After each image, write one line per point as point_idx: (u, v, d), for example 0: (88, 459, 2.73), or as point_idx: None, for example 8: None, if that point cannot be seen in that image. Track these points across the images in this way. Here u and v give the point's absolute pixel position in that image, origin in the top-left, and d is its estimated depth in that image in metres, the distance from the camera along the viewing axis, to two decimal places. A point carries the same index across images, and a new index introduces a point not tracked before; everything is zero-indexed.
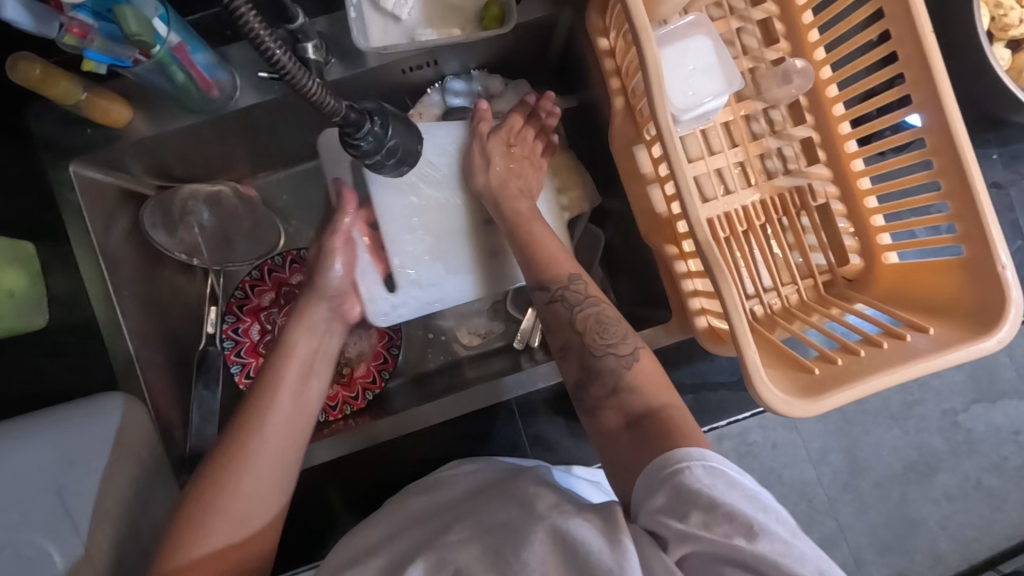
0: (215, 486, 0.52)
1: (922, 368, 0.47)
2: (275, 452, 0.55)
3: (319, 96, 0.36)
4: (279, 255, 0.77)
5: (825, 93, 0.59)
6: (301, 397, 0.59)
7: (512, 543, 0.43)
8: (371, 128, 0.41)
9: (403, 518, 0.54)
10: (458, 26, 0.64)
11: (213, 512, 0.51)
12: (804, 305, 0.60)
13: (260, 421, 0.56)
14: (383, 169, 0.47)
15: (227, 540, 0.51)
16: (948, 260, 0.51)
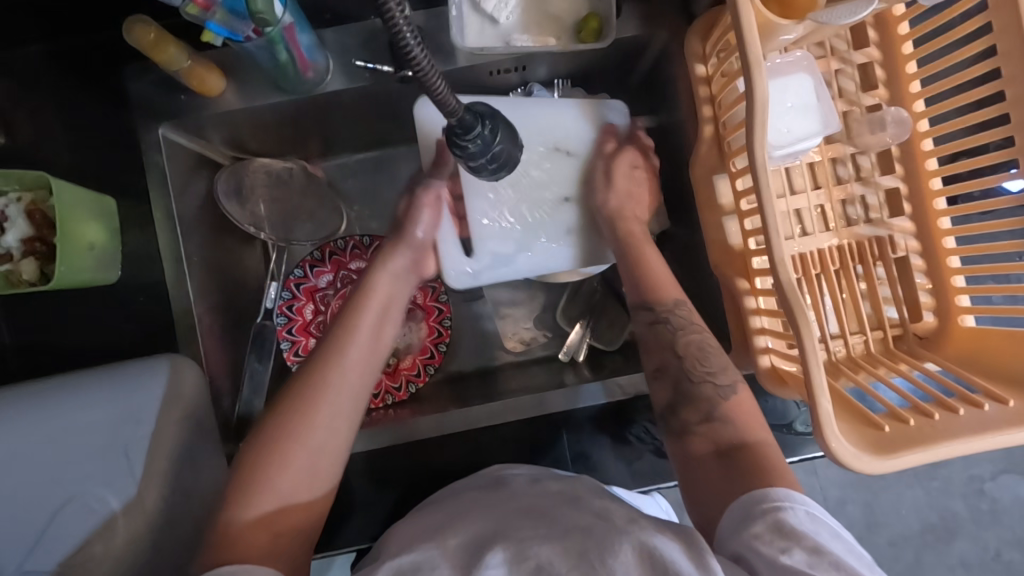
0: (298, 415, 0.54)
1: (999, 441, 0.46)
2: (342, 417, 0.55)
3: (440, 92, 0.36)
4: (342, 238, 0.76)
5: (920, 146, 0.58)
6: (377, 340, 0.61)
7: (596, 548, 0.46)
8: (482, 131, 0.41)
9: (462, 507, 0.56)
10: (554, 35, 0.63)
11: (287, 446, 0.53)
12: (870, 356, 0.59)
13: (329, 377, 0.56)
14: (485, 174, 0.46)
15: (298, 477, 0.53)
16: None
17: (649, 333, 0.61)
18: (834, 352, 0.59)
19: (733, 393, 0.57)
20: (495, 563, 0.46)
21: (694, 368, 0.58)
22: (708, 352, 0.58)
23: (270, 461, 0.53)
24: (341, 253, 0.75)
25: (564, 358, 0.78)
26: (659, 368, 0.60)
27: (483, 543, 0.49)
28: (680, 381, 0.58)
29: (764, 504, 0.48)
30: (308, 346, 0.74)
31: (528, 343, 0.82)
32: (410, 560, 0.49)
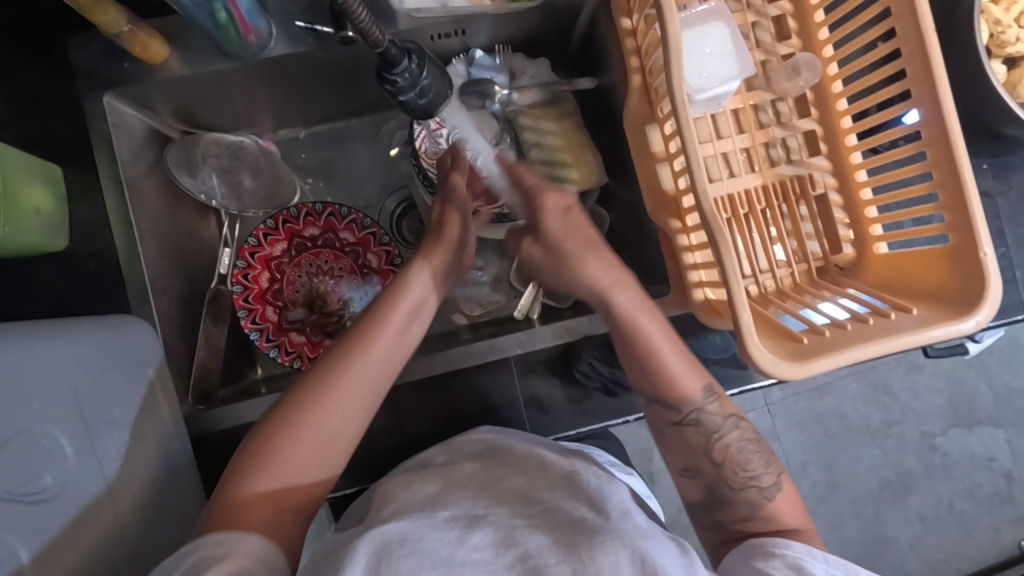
0: (318, 394, 0.55)
1: (903, 343, 0.50)
2: (360, 413, 0.57)
3: (366, 26, 0.40)
4: (294, 206, 0.77)
5: (830, 88, 0.62)
6: (404, 335, 0.60)
7: (585, 542, 0.46)
8: (407, 65, 0.46)
9: (457, 478, 0.57)
10: None
11: (302, 423, 0.54)
12: (797, 287, 0.63)
13: (359, 376, 0.57)
14: (412, 106, 0.52)
15: (307, 457, 0.54)
16: (936, 249, 0.54)
17: (675, 433, 0.61)
18: (763, 285, 0.63)
19: (775, 491, 0.59)
20: (481, 545, 0.48)
21: (734, 475, 0.59)
22: (748, 455, 0.59)
23: (287, 445, 0.53)
24: (295, 221, 0.76)
25: (519, 316, 0.80)
26: (689, 468, 0.61)
27: (474, 521, 0.50)
28: (713, 482, 0.60)
29: (779, 547, 0.52)
30: (265, 314, 0.74)
31: (484, 305, 0.84)
32: (398, 529, 0.49)
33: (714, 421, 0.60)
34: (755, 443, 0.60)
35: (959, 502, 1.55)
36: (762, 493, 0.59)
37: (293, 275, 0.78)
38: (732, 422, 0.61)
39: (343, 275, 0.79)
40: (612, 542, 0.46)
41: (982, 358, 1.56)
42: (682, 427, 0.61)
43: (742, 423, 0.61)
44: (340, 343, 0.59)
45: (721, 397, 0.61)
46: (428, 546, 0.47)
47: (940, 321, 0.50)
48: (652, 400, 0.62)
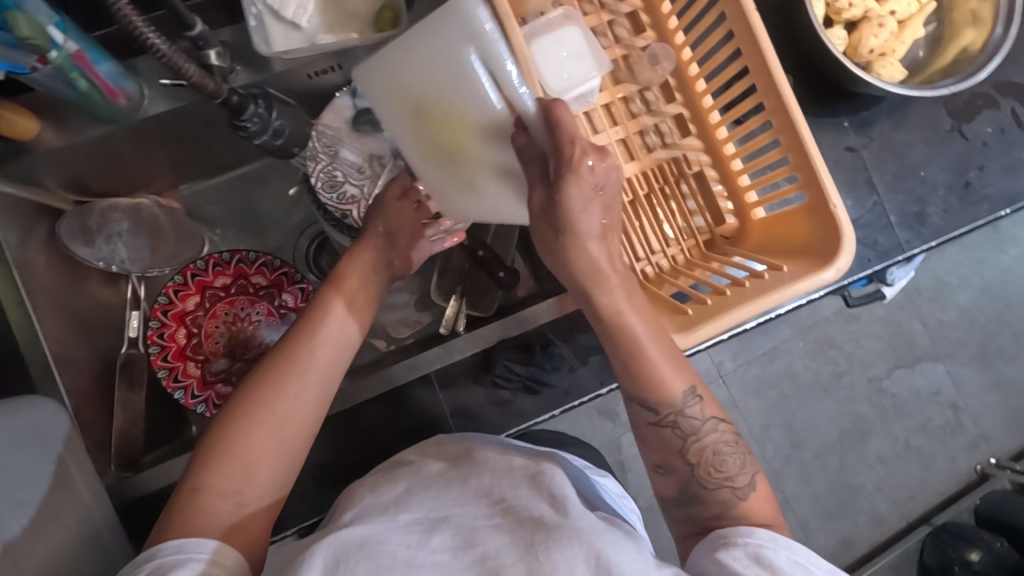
0: (270, 386, 0.57)
1: (776, 299, 0.54)
2: (293, 428, 0.56)
3: (197, 77, 0.51)
4: (201, 258, 0.77)
5: (688, 72, 0.66)
6: (348, 324, 0.62)
7: (544, 540, 0.47)
8: (252, 109, 0.58)
9: (422, 478, 0.57)
10: (356, 31, 0.68)
11: (255, 418, 0.55)
12: (689, 262, 0.66)
13: (289, 389, 0.57)
14: (275, 147, 0.64)
15: (263, 450, 0.55)
16: (798, 207, 0.58)
17: (652, 433, 0.56)
18: (657, 264, 0.67)
19: (750, 492, 0.55)
20: (440, 547, 0.48)
21: (707, 475, 0.55)
22: (722, 456, 0.55)
23: (223, 463, 0.54)
24: (203, 273, 0.76)
25: (445, 331, 0.82)
26: (663, 464, 0.57)
27: (433, 525, 0.51)
28: (688, 482, 0.56)
29: (742, 536, 0.51)
30: (188, 370, 0.74)
31: (411, 326, 0.85)
32: (362, 533, 0.49)
33: (693, 424, 0.55)
34: (733, 445, 0.56)
35: (915, 438, 1.63)
36: (736, 493, 0.55)
37: (210, 326, 0.77)
38: (709, 423, 0.56)
39: (261, 319, 0.78)
40: (571, 541, 0.46)
41: (911, 299, 1.65)
42: (660, 429, 0.56)
43: (721, 424, 0.56)
44: (270, 359, 0.59)
45: (703, 398, 0.56)
46: (386, 552, 0.48)
47: (805, 274, 0.54)
48: (630, 396, 0.56)
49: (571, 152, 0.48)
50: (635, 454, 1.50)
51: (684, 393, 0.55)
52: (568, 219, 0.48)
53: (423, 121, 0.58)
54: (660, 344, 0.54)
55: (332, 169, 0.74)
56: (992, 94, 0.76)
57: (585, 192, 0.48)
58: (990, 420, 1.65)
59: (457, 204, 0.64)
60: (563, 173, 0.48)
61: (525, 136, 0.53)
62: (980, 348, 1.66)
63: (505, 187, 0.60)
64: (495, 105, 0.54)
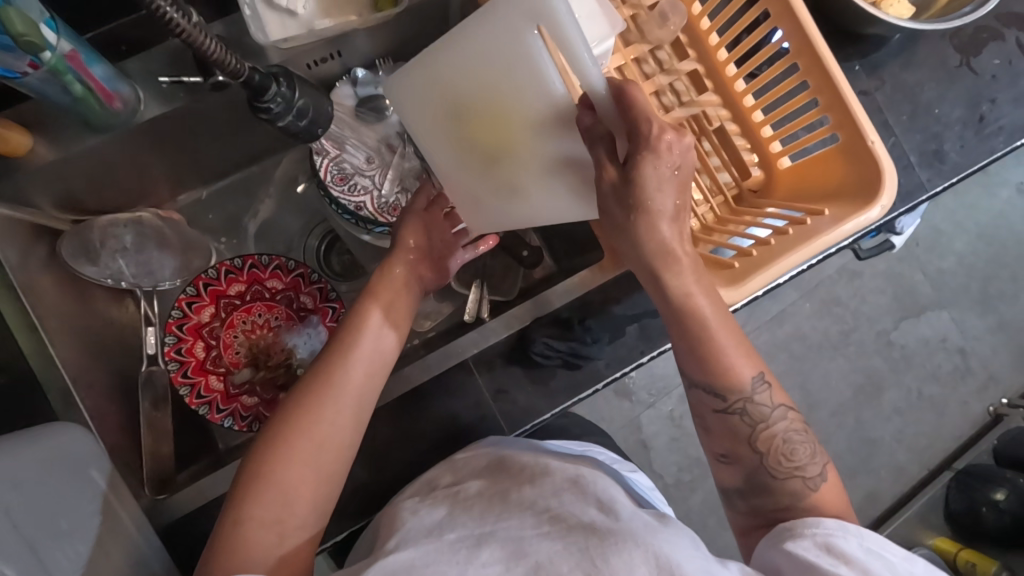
0: (306, 409, 0.54)
1: (825, 242, 0.53)
2: (333, 454, 0.54)
3: (218, 56, 0.47)
4: (213, 267, 0.73)
5: (699, 27, 0.65)
6: (381, 340, 0.59)
7: (599, 545, 0.45)
8: (276, 89, 0.54)
9: (461, 497, 0.56)
10: (355, 13, 0.65)
11: (294, 443, 0.53)
12: (719, 220, 0.65)
13: (324, 413, 0.54)
14: (300, 130, 0.60)
15: (303, 475, 0.53)
16: (833, 149, 0.57)
17: (718, 420, 0.56)
18: None
19: (821, 482, 0.55)
20: (490, 559, 0.47)
21: (777, 464, 0.55)
22: (794, 443, 0.55)
23: (265, 493, 0.51)
24: (216, 282, 0.73)
25: (470, 318, 0.78)
26: (728, 454, 0.57)
27: (479, 540, 0.49)
28: (753, 470, 0.55)
29: (809, 526, 0.51)
30: (210, 385, 0.71)
31: (433, 318, 0.83)
32: (406, 560, 0.48)
33: (762, 411, 0.55)
34: (803, 433, 0.55)
35: (927, 387, 1.64)
36: (805, 484, 0.54)
37: (229, 336, 0.74)
38: (781, 412, 0.55)
39: (281, 324, 0.75)
40: (629, 546, 0.45)
41: (910, 251, 1.67)
42: (726, 416, 0.55)
43: (790, 412, 0.56)
44: (300, 384, 0.56)
45: (771, 384, 0.56)
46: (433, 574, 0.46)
47: (849, 213, 0.53)
48: (693, 381, 0.56)
49: (649, 128, 0.45)
50: (656, 432, 1.49)
51: (754, 378, 0.55)
52: (642, 197, 0.46)
53: (461, 109, 0.56)
54: (727, 330, 0.53)
55: (341, 160, 0.72)
56: (996, 26, 0.76)
57: (662, 172, 0.46)
58: (997, 362, 1.67)
59: (496, 202, 0.61)
60: (641, 152, 0.45)
61: (592, 117, 0.49)
62: (981, 292, 1.68)
63: (563, 179, 0.56)
64: (556, 89, 0.51)
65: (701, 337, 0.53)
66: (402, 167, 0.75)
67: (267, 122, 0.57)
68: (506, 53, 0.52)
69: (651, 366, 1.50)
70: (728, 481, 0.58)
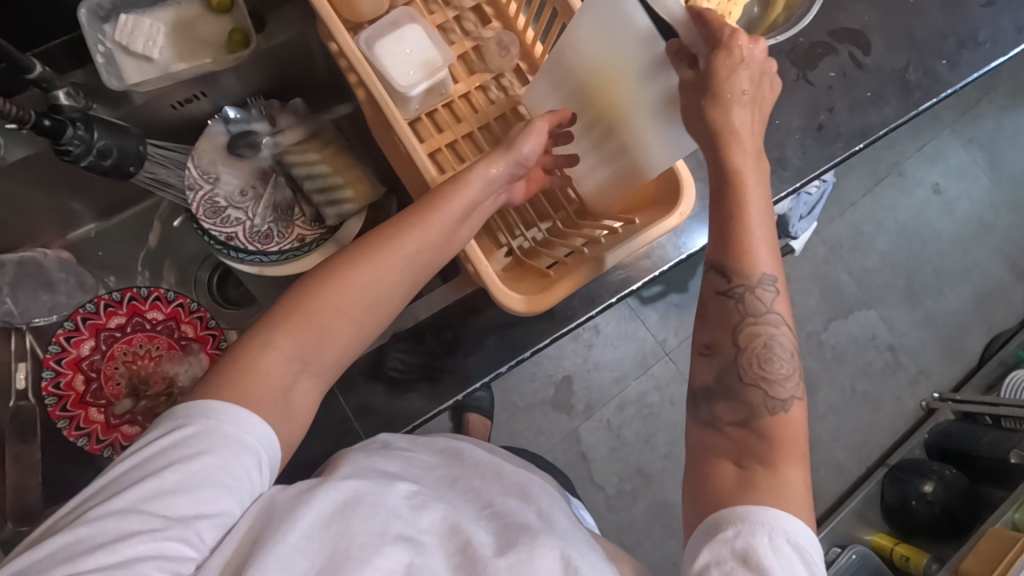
0: (342, 263, 0.49)
1: (629, 246, 0.57)
2: (336, 340, 0.49)
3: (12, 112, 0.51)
4: (91, 301, 0.74)
5: (535, 55, 0.70)
6: (479, 208, 0.55)
7: (529, 541, 0.43)
8: (71, 133, 0.58)
9: (414, 462, 0.53)
10: (209, 56, 0.69)
11: (322, 294, 0.48)
12: (562, 231, 0.67)
13: (369, 280, 0.49)
14: (107, 171, 0.64)
15: (312, 334, 0.47)
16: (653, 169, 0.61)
17: (714, 303, 0.52)
18: (532, 238, 0.68)
19: (785, 409, 0.49)
20: (432, 527, 0.43)
21: (750, 367, 0.50)
22: (774, 351, 0.49)
23: (268, 362, 0.46)
24: (94, 315, 0.74)
25: None
26: (710, 346, 0.52)
27: (427, 499, 0.45)
28: (726, 368, 0.50)
29: (733, 531, 0.43)
30: (90, 417, 0.72)
31: None
32: (360, 488, 0.43)
33: (758, 306, 0.50)
34: (790, 349, 0.50)
35: (860, 383, 1.68)
36: (767, 405, 0.49)
37: (111, 368, 0.76)
38: (780, 319, 0.50)
39: (162, 353, 0.77)
40: (546, 543, 0.43)
41: (834, 252, 1.73)
42: (750, 293, 0.50)
43: (786, 329, 0.51)
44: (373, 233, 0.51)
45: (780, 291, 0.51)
46: (394, 505, 0.43)
47: (654, 223, 0.57)
48: (708, 260, 0.52)
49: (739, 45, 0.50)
50: (596, 442, 1.51)
51: (767, 277, 0.51)
52: (718, 85, 0.50)
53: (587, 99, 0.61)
54: (761, 220, 0.51)
55: (214, 194, 0.76)
56: (829, 41, 0.81)
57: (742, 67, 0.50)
58: (928, 357, 1.71)
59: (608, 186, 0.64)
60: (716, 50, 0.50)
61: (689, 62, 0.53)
62: (906, 288, 1.74)
63: (672, 130, 0.56)
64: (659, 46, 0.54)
65: (738, 220, 0.50)
66: (275, 197, 0.78)
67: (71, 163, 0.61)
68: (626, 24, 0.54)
69: (588, 376, 1.52)
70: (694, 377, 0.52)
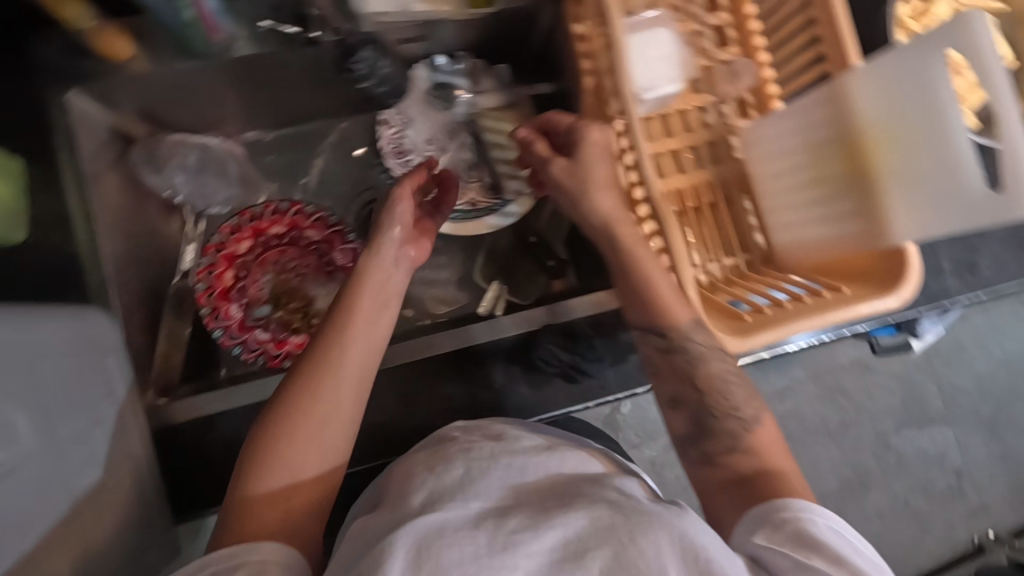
0: (284, 412, 0.51)
1: (839, 316, 0.55)
2: (324, 451, 0.52)
3: None
4: (259, 204, 0.77)
5: (767, 92, 0.67)
6: (373, 332, 0.55)
7: (626, 522, 0.42)
8: None
9: (472, 455, 0.53)
10: (448, 4, 0.71)
11: (294, 424, 0.51)
12: (744, 274, 0.68)
13: (325, 430, 0.52)
14: None
15: (299, 462, 0.51)
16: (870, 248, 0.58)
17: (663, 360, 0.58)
18: (710, 271, 0.68)
19: (758, 424, 0.57)
20: (519, 528, 0.43)
21: (718, 404, 0.57)
22: (732, 388, 0.57)
23: (269, 482, 0.50)
24: (257, 218, 0.76)
25: (484, 310, 0.84)
26: (676, 397, 0.59)
27: (503, 513, 0.45)
28: (698, 412, 0.57)
29: None
30: (229, 312, 0.74)
31: (449, 304, 0.85)
32: (434, 521, 0.43)
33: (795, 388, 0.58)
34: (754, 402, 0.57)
35: (915, 498, 1.61)
36: (742, 427, 0.57)
37: (259, 271, 0.78)
38: (756, 415, 0.57)
39: (308, 273, 0.80)
40: (653, 524, 0.42)
41: (930, 359, 1.64)
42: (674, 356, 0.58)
43: (763, 413, 0.58)
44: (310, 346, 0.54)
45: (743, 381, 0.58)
46: (449, 536, 0.42)
47: (871, 295, 0.55)
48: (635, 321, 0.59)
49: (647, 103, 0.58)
50: None
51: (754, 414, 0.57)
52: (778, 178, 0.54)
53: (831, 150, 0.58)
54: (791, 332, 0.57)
55: (401, 137, 0.77)
56: None
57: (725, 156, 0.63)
58: (992, 493, 1.63)
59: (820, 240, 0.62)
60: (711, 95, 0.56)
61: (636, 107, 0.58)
62: (991, 418, 1.65)
63: (920, 203, 0.52)
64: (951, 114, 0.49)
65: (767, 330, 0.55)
66: (456, 157, 0.79)
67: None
68: (925, 93, 0.50)
69: None
70: (675, 430, 0.59)
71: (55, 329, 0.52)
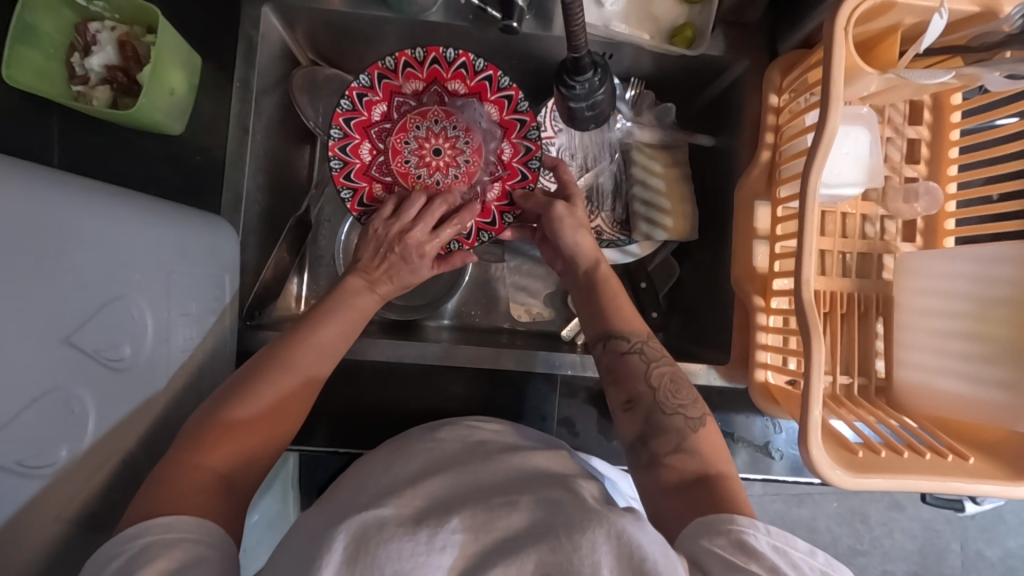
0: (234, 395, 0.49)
1: (957, 486, 0.51)
2: (261, 454, 0.49)
3: (576, 30, 0.51)
4: (454, 50, 0.66)
5: (943, 223, 0.64)
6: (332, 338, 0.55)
7: (564, 522, 0.39)
8: (588, 78, 0.59)
9: (432, 455, 0.53)
10: (648, 33, 0.68)
11: (245, 427, 0.48)
12: (855, 399, 0.64)
13: (273, 412, 0.50)
14: (579, 115, 0.66)
15: (234, 454, 0.47)
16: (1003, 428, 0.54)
17: (619, 362, 0.58)
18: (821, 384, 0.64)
19: (701, 426, 0.54)
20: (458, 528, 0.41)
21: (665, 400, 0.56)
22: (680, 384, 0.57)
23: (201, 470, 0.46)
24: (445, 65, 0.66)
25: (565, 336, 0.79)
26: (630, 400, 0.57)
27: (426, 515, 0.42)
28: (651, 412, 0.55)
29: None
30: (359, 148, 0.67)
31: (532, 315, 0.82)
32: (380, 515, 0.42)
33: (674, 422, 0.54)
34: (693, 414, 0.55)
35: None
36: (686, 426, 0.54)
37: (411, 122, 0.69)
38: (696, 422, 0.54)
39: (466, 149, 0.69)
40: (589, 519, 0.39)
41: None
42: (626, 355, 0.58)
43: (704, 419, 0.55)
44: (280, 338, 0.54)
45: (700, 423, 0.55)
46: (383, 535, 0.40)
47: (995, 478, 0.52)
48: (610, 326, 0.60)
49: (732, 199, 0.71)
50: None
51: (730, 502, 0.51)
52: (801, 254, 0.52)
53: (996, 308, 0.54)
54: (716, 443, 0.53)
55: (549, 143, 0.78)
56: None
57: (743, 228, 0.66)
58: None
59: (936, 390, 0.59)
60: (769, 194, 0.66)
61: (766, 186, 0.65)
62: None
63: None
64: None
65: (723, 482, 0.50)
66: (597, 180, 0.79)
67: (563, 95, 0.63)
68: None
69: None
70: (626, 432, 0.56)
71: (194, 237, 0.53)
